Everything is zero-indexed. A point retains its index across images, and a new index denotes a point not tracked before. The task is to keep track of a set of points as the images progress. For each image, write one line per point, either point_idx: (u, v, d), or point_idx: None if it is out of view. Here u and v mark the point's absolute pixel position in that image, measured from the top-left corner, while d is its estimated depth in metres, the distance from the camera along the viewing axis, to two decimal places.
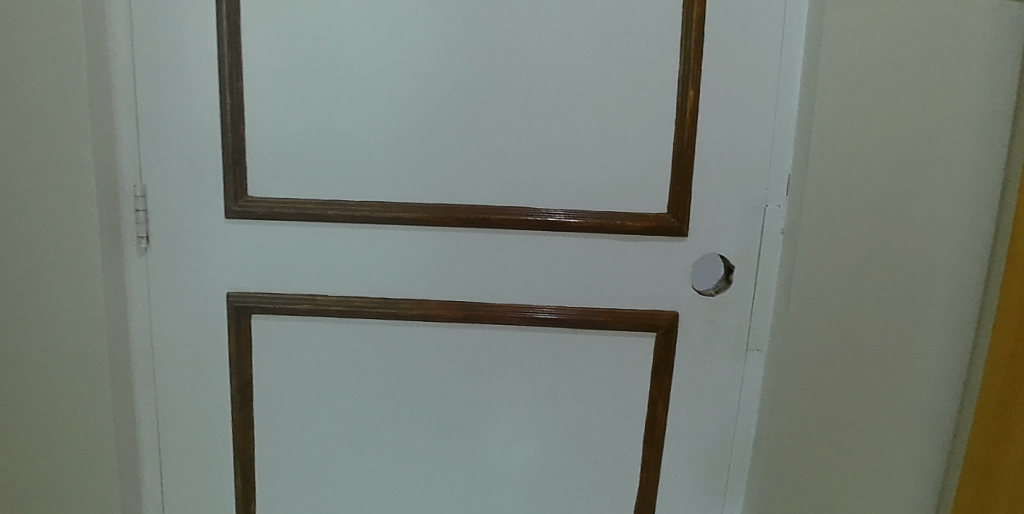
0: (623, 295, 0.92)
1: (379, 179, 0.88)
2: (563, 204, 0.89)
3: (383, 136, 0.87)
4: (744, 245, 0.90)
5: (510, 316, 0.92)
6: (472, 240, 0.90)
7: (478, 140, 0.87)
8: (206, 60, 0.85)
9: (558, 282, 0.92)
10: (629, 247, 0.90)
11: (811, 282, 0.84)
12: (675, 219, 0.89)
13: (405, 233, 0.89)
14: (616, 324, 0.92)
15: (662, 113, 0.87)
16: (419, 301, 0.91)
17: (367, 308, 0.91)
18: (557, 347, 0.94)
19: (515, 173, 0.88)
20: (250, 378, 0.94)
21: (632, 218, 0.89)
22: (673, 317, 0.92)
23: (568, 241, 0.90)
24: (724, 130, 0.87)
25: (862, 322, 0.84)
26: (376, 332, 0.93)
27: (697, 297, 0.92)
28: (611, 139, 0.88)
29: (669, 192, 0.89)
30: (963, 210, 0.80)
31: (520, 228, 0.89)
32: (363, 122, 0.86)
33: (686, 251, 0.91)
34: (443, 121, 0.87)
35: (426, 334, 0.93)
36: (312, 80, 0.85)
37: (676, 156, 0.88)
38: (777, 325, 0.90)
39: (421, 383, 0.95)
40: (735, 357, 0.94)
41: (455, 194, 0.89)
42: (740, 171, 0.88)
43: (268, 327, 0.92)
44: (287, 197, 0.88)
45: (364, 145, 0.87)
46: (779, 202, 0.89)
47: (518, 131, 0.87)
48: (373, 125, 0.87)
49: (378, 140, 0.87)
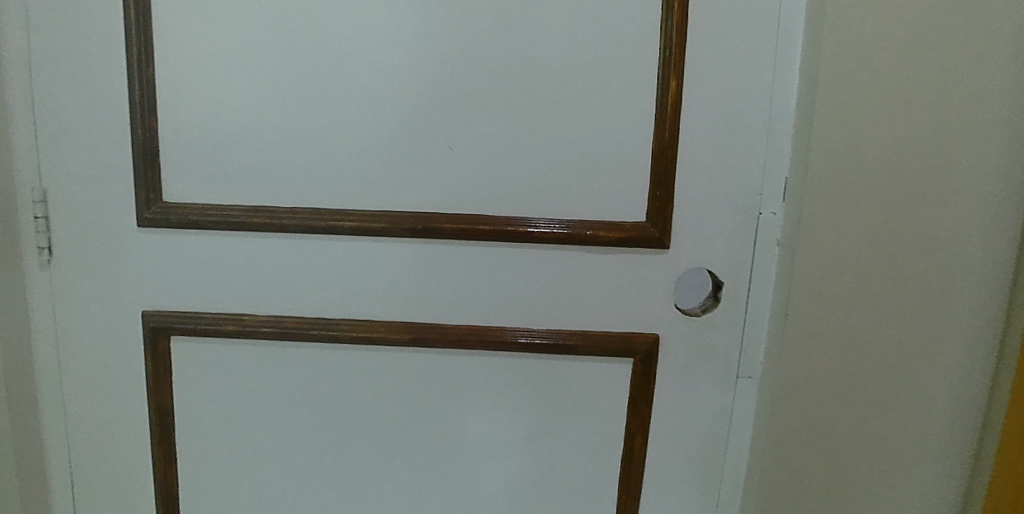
0: (596, 315, 0.81)
1: (315, 182, 0.76)
2: (527, 211, 0.78)
3: (319, 133, 0.75)
4: (733, 258, 0.79)
5: (466, 339, 0.81)
6: (422, 252, 0.79)
7: (429, 139, 0.76)
8: (111, 45, 0.73)
9: (521, 300, 0.80)
10: (602, 261, 0.79)
11: (810, 302, 0.73)
12: (655, 229, 0.78)
13: (344, 244, 0.78)
14: (588, 348, 0.81)
15: (640, 106, 0.76)
16: (362, 322, 0.80)
17: (302, 330, 0.80)
18: (521, 374, 0.83)
19: (472, 175, 0.77)
20: (171, 408, 0.82)
21: (606, 228, 0.78)
22: (652, 341, 0.81)
23: (533, 253, 0.79)
24: (711, 127, 0.76)
25: (869, 349, 0.73)
26: (315, 356, 0.81)
27: (681, 317, 0.81)
28: (581, 137, 0.76)
29: (648, 198, 0.78)
30: (995, 222, 0.67)
31: (477, 238, 0.78)
32: (295, 117, 0.75)
33: (667, 266, 0.79)
34: (387, 117, 0.75)
35: (371, 358, 0.82)
36: (236, 70, 0.74)
37: (656, 156, 0.76)
38: (773, 350, 0.79)
39: (368, 414, 0.84)
40: (724, 384, 0.83)
41: (402, 200, 0.77)
42: (729, 174, 0.77)
43: (190, 350, 0.81)
44: (209, 202, 0.77)
45: (297, 143, 0.75)
46: (774, 209, 0.78)
47: (477, 128, 0.76)
48: (306, 120, 0.75)
49: (313, 138, 0.75)
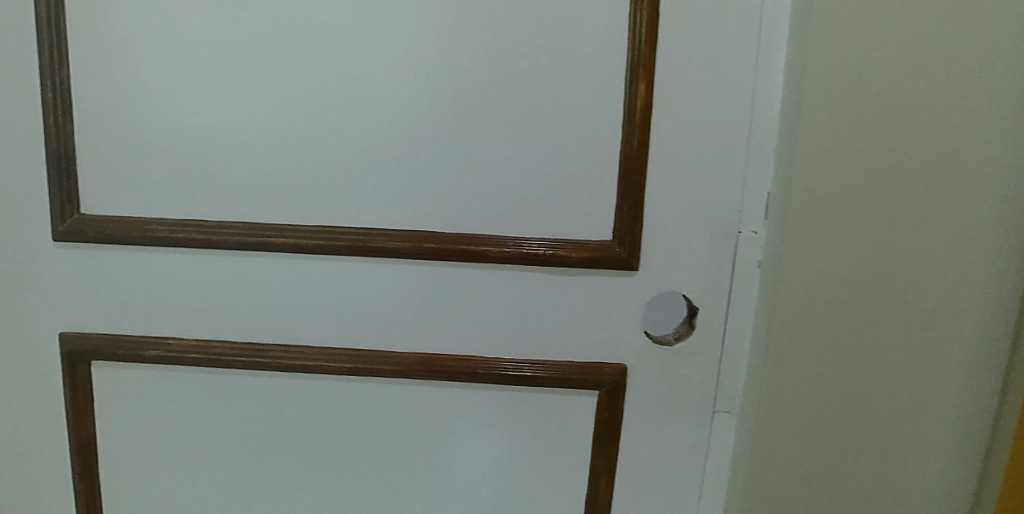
0: (557, 343, 0.73)
1: (250, 194, 0.70)
2: (481, 228, 0.71)
3: (256, 140, 0.69)
4: (708, 282, 0.72)
5: (414, 368, 0.73)
6: (364, 272, 0.72)
7: (375, 148, 0.69)
8: (25, 45, 0.68)
9: (474, 326, 0.73)
10: (564, 283, 0.72)
11: (793, 330, 0.65)
12: (622, 250, 0.71)
13: (281, 261, 0.71)
14: (547, 380, 0.73)
15: (604, 114, 0.69)
16: (298, 348, 0.73)
17: (233, 355, 0.73)
18: (474, 407, 0.75)
19: (422, 188, 0.70)
20: (92, 438, 0.76)
21: (566, 247, 0.71)
22: (619, 373, 0.73)
23: (487, 274, 0.72)
24: (684, 138, 0.69)
25: (863, 379, 0.65)
26: (250, 384, 0.74)
27: (652, 346, 0.73)
28: (540, 147, 0.70)
29: (615, 215, 0.70)
30: (1004, 236, 0.59)
31: (425, 258, 0.71)
32: (230, 122, 0.69)
33: (636, 290, 0.72)
34: (328, 123, 0.69)
35: (310, 388, 0.75)
36: (163, 72, 0.68)
37: (623, 169, 0.70)
38: (751, 384, 0.72)
39: (308, 447, 0.77)
40: (700, 420, 0.75)
41: (343, 215, 0.71)
42: (703, 189, 0.70)
43: (113, 376, 0.74)
44: (130, 215, 0.71)
45: (231, 151, 0.69)
46: (754, 228, 0.71)
47: (428, 136, 0.69)
48: (242, 126, 0.69)
49: (248, 145, 0.69)
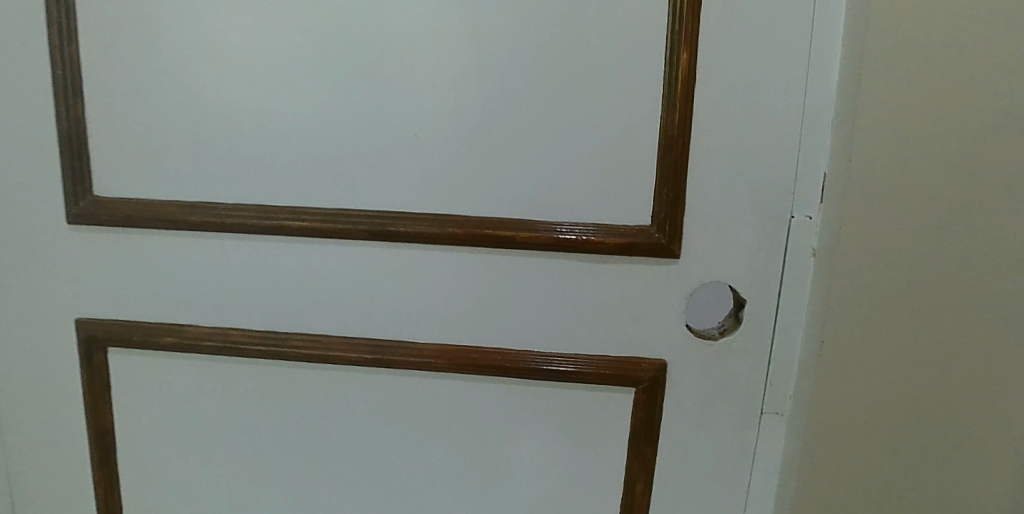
0: (590, 336, 0.68)
1: (266, 176, 0.67)
2: (508, 212, 0.66)
3: (270, 119, 0.66)
4: (756, 271, 0.66)
5: (438, 360, 0.69)
6: (385, 258, 0.68)
7: (395, 126, 0.65)
8: (34, 21, 0.65)
9: (502, 317, 0.68)
10: (598, 272, 0.66)
11: (853, 326, 0.59)
12: (662, 235, 0.65)
13: (299, 247, 0.68)
14: (579, 376, 0.68)
15: (642, 87, 0.63)
16: (316, 338, 0.70)
17: (250, 344, 0.70)
18: (500, 403, 0.71)
19: (445, 169, 0.66)
20: (110, 427, 0.74)
21: (601, 233, 0.65)
22: (658, 369, 0.68)
23: (516, 261, 0.67)
24: (730, 114, 0.63)
25: (932, 379, 0.58)
26: (268, 375, 0.71)
27: (694, 341, 0.68)
28: (572, 124, 0.64)
29: (655, 198, 0.65)
30: None
31: (449, 243, 0.67)
32: (243, 100, 0.65)
33: (677, 279, 0.66)
34: (345, 100, 0.65)
35: (329, 380, 0.71)
36: (175, 49, 0.65)
37: (664, 147, 0.64)
38: (804, 385, 0.65)
39: (328, 441, 0.73)
40: (745, 422, 0.69)
41: (363, 198, 0.67)
42: (751, 170, 0.64)
43: (130, 364, 0.72)
44: (144, 198, 0.68)
45: (245, 130, 0.66)
46: (809, 213, 0.65)
47: (452, 113, 0.65)
48: (256, 104, 0.65)
49: (263, 124, 0.66)
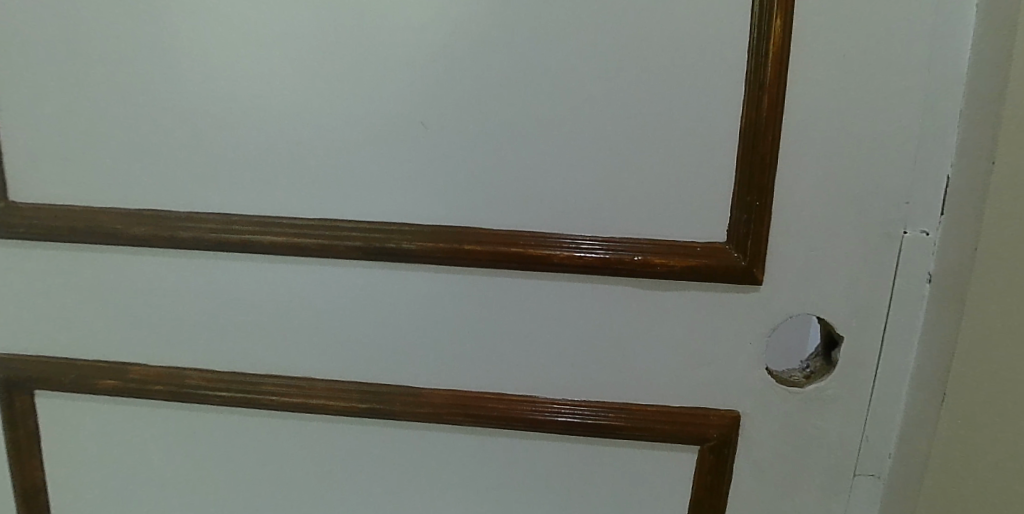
0: (639, 381, 0.54)
1: (225, 177, 0.52)
2: (540, 224, 0.52)
3: (228, 103, 0.51)
4: (853, 302, 0.52)
5: (448, 410, 0.55)
6: (379, 282, 0.53)
7: (390, 110, 0.50)
8: None
9: (529, 356, 0.54)
10: (652, 301, 0.52)
11: (976, 384, 0.45)
12: (737, 257, 0.51)
13: (270, 268, 0.53)
14: (626, 431, 0.54)
15: (714, 65, 0.48)
16: (293, 381, 0.55)
17: (211, 389, 0.56)
18: (526, 462, 0.56)
19: (456, 167, 0.51)
20: (42, 485, 0.60)
21: (660, 253, 0.51)
22: (726, 423, 0.54)
23: (548, 287, 0.52)
24: (829, 98, 0.49)
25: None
26: (234, 425, 0.57)
27: (774, 387, 0.53)
28: (621, 110, 0.49)
29: (730, 209, 0.50)
30: None
31: (464, 264, 0.52)
32: (191, 79, 0.51)
33: (754, 311, 0.52)
34: (322, 79, 0.50)
35: (311, 431, 0.57)
36: (101, 14, 0.50)
37: (746, 144, 0.49)
38: (914, 448, 0.51)
39: (309, 504, 0.59)
40: (832, 487, 0.55)
41: (350, 204, 0.52)
42: (854, 172, 0.50)
43: (64, 409, 0.58)
44: (72, 205, 0.53)
45: (195, 118, 0.51)
46: (925, 228, 0.50)
47: (463, 92, 0.50)
48: (208, 83, 0.51)
49: (218, 110, 0.51)
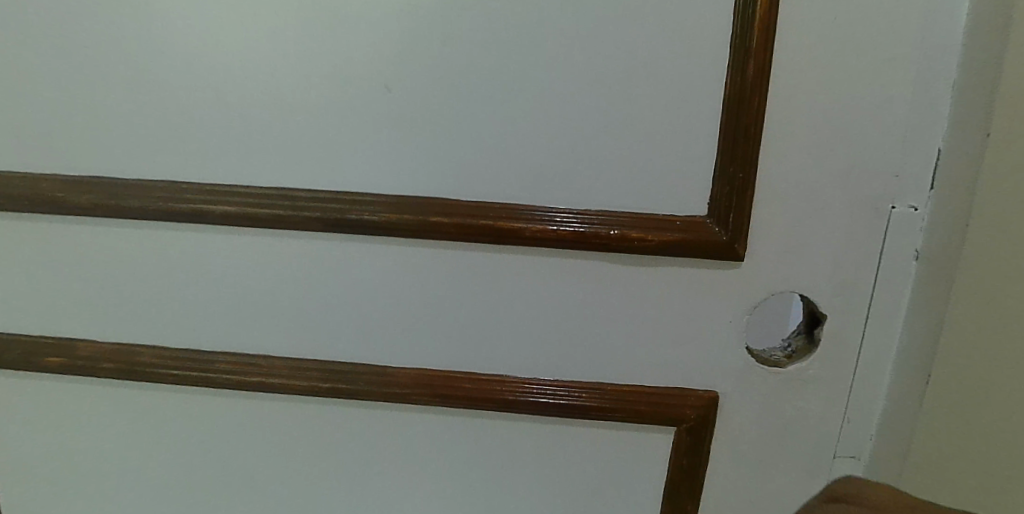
0: (614, 361, 0.52)
1: (175, 144, 0.49)
2: (511, 196, 0.49)
3: (173, 64, 0.47)
4: (838, 280, 0.50)
5: (415, 391, 0.52)
6: (341, 256, 0.50)
7: (349, 72, 0.47)
8: None
9: (500, 334, 0.52)
10: (628, 277, 0.50)
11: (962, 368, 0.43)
12: (719, 232, 0.48)
13: (225, 241, 0.50)
14: (600, 413, 0.52)
15: (697, 26, 0.45)
16: (251, 360, 0.52)
17: (163, 368, 0.53)
18: (497, 443, 0.54)
19: (422, 136, 0.48)
20: None
21: (638, 227, 0.48)
22: (703, 405, 0.52)
23: (520, 262, 0.50)
24: (817, 64, 0.46)
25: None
26: (191, 405, 0.54)
27: (753, 367, 0.52)
28: (597, 75, 0.46)
29: (712, 181, 0.48)
30: None
31: (431, 238, 0.49)
32: (133, 38, 0.47)
33: (735, 289, 0.50)
34: (276, 38, 0.46)
35: (271, 411, 0.54)
36: None
37: (730, 112, 0.46)
38: (896, 430, 0.49)
39: (270, 487, 0.57)
40: (811, 470, 0.54)
41: (309, 174, 0.49)
42: (842, 144, 0.47)
43: (9, 388, 0.55)
44: (9, 170, 0.50)
45: (139, 81, 0.48)
46: (913, 203, 0.48)
47: (427, 56, 0.46)
48: (152, 42, 0.47)
49: (164, 72, 0.47)
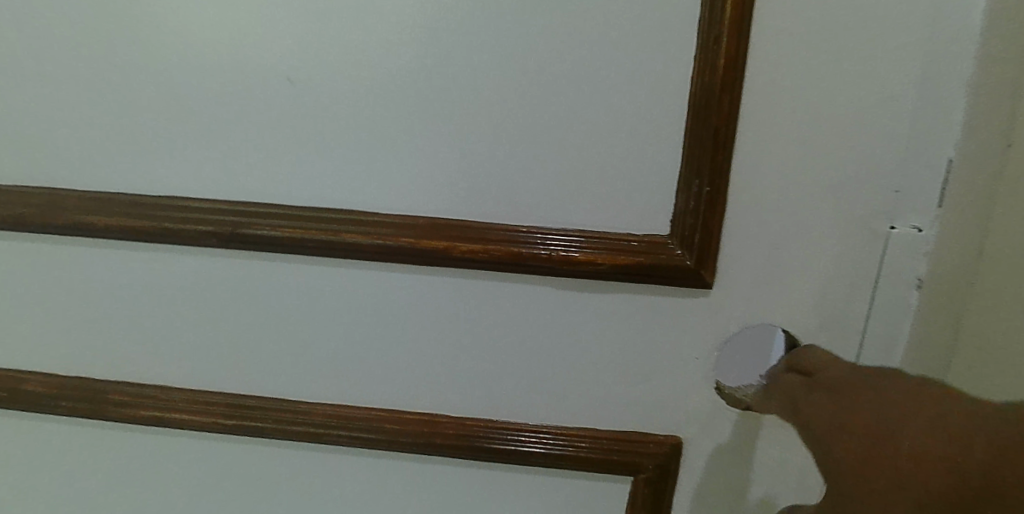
0: (561, 398, 0.45)
1: (55, 146, 0.43)
2: (440, 206, 0.42)
3: (49, 55, 0.41)
4: (824, 312, 0.42)
5: (334, 428, 0.46)
6: (249, 275, 0.44)
7: (246, 63, 0.40)
8: None
9: (431, 365, 0.45)
10: (576, 304, 0.43)
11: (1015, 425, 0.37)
12: (681, 254, 0.41)
13: (117, 257, 0.44)
14: (544, 459, 0.45)
15: (652, 12, 0.38)
16: (150, 391, 0.46)
17: (52, 399, 0.47)
18: (428, 489, 0.48)
19: (333, 137, 0.41)
20: None
21: (587, 247, 0.41)
22: (663, 453, 0.45)
23: (453, 284, 0.43)
24: (800, 55, 0.38)
25: (855, 395, 0.30)
26: (89, 438, 0.49)
27: (722, 411, 0.44)
28: (535, 67, 0.39)
29: (676, 193, 0.40)
30: None
31: (346, 256, 0.43)
32: (4, 27, 0.41)
33: (700, 320, 0.43)
34: (165, 24, 0.40)
35: (178, 446, 0.48)
36: None
37: (698, 111, 0.39)
38: None
39: None
40: None
41: (207, 180, 0.42)
42: (829, 151, 0.39)
43: None
44: None
45: (12, 74, 0.42)
46: (917, 223, 0.39)
47: (336, 42, 0.40)
48: (25, 32, 0.41)
49: (38, 63, 0.41)
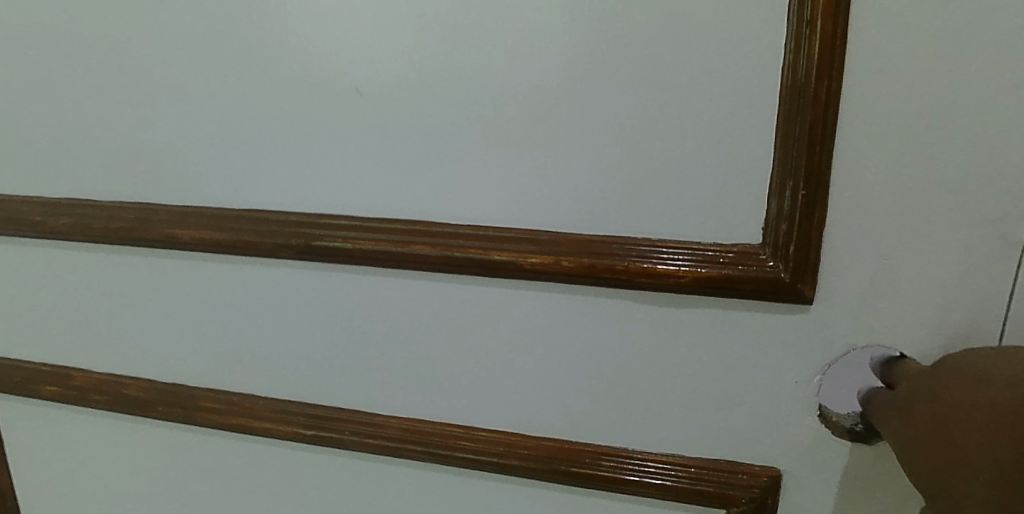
0: (640, 420, 0.42)
1: (148, 165, 0.45)
2: (511, 216, 0.40)
3: (141, 79, 0.43)
4: (945, 333, 0.36)
5: (407, 443, 0.45)
6: (324, 287, 0.44)
7: (317, 79, 0.41)
8: None
9: (503, 381, 0.44)
10: (655, 319, 0.40)
11: None
12: (772, 265, 0.37)
13: (205, 270, 0.46)
14: (622, 485, 0.43)
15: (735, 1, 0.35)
16: (237, 398, 0.48)
17: (153, 403, 0.50)
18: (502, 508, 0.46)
19: (401, 148, 0.41)
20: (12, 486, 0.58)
21: (665, 258, 0.38)
22: (754, 485, 0.41)
23: (524, 297, 0.42)
24: (911, 39, 0.33)
25: (926, 405, 0.29)
26: (184, 441, 0.51)
27: (822, 440, 0.39)
28: (606, 69, 0.37)
29: (766, 197, 0.37)
30: None
31: (417, 268, 0.42)
32: (100, 55, 0.44)
33: (794, 339, 0.38)
34: (242, 45, 0.41)
35: (262, 453, 0.50)
36: None
37: (789, 106, 0.35)
38: None
39: None
40: None
41: (285, 194, 0.43)
42: (949, 147, 0.34)
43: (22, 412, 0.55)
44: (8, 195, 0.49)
45: (109, 98, 0.44)
46: None
47: (399, 51, 0.39)
48: (118, 58, 0.43)
49: (131, 87, 0.44)
